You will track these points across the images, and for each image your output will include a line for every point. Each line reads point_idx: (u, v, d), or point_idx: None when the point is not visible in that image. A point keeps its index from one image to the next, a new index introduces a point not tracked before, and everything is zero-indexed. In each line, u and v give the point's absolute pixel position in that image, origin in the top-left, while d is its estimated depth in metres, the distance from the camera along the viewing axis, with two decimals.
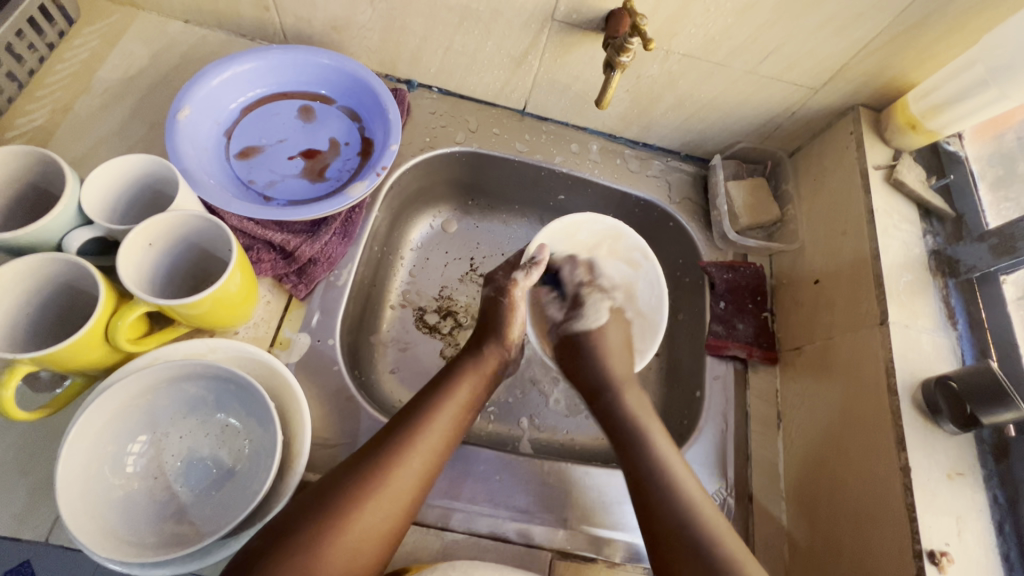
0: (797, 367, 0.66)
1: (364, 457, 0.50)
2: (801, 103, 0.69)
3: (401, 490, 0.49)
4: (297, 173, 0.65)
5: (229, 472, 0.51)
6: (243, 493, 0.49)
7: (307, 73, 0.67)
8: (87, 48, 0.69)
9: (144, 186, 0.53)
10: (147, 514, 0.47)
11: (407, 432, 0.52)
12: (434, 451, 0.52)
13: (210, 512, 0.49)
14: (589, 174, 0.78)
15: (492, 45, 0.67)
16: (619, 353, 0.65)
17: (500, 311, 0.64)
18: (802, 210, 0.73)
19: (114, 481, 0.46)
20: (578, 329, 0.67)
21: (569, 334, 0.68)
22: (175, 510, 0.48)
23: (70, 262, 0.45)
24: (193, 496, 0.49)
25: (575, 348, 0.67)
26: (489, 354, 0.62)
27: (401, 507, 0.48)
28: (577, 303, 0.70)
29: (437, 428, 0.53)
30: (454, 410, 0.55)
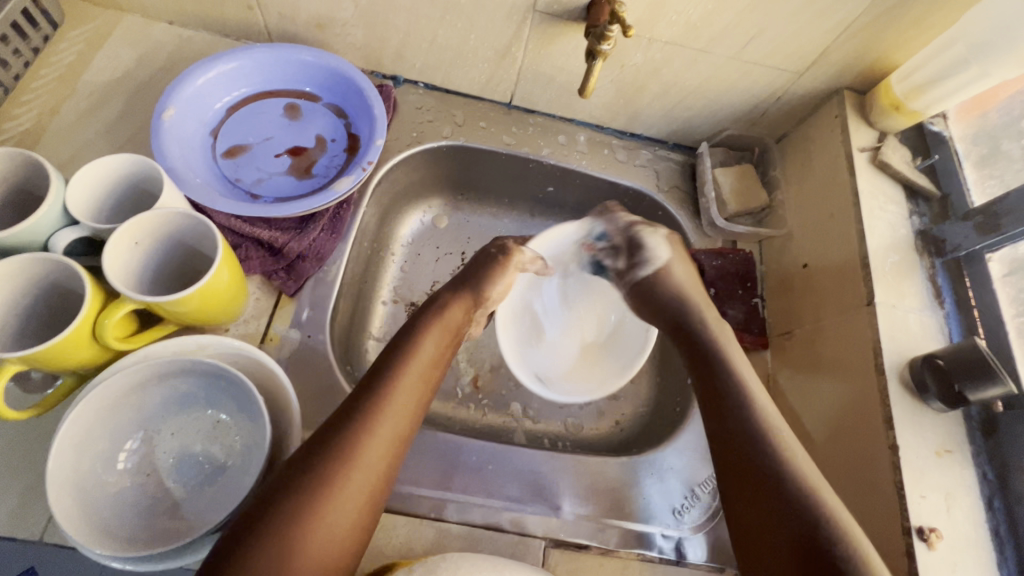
0: (788, 351, 0.67)
1: (327, 434, 0.46)
2: (786, 87, 0.69)
3: (373, 467, 0.46)
4: (283, 171, 0.66)
5: (221, 467, 0.51)
6: (234, 486, 0.50)
7: (292, 71, 0.68)
8: (72, 51, 0.69)
9: (130, 185, 0.53)
10: (139, 510, 0.47)
11: (374, 404, 0.49)
12: (404, 422, 0.50)
13: (202, 507, 0.49)
14: (577, 165, 0.78)
15: (476, 38, 0.68)
16: (696, 292, 0.60)
17: (482, 270, 0.63)
18: (790, 195, 0.73)
19: (106, 477, 0.47)
20: (642, 275, 0.62)
21: (635, 279, 0.63)
22: (169, 505, 0.49)
23: (56, 262, 0.46)
24: (186, 492, 0.50)
25: (642, 289, 0.62)
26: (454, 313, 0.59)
27: (374, 485, 0.46)
28: (636, 245, 0.64)
29: (405, 396, 0.51)
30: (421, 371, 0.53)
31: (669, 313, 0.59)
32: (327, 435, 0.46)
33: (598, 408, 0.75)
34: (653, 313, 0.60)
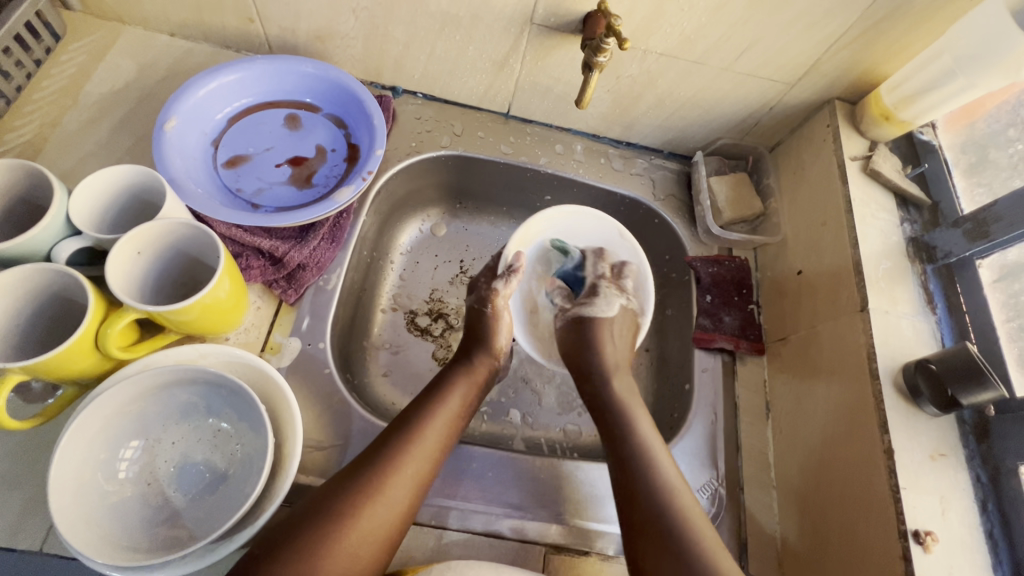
0: (783, 357, 0.68)
1: (355, 470, 0.50)
2: (778, 98, 0.71)
3: (396, 499, 0.49)
4: (284, 181, 0.66)
5: (222, 476, 0.51)
6: (237, 494, 0.50)
7: (292, 82, 0.68)
8: (74, 63, 0.69)
9: (132, 195, 0.54)
10: (140, 519, 0.47)
11: (400, 441, 0.52)
12: (429, 459, 0.53)
13: (204, 516, 0.49)
14: (574, 174, 0.79)
15: (474, 50, 0.69)
16: (612, 341, 0.65)
17: (484, 319, 0.66)
18: (783, 203, 0.74)
19: (107, 487, 0.47)
20: (588, 316, 0.66)
21: (580, 318, 0.66)
22: (171, 514, 0.49)
23: (59, 272, 0.46)
24: (189, 500, 0.50)
25: (579, 331, 0.66)
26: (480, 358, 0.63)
27: (396, 515, 0.49)
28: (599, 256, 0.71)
29: (431, 435, 0.54)
30: (448, 417, 0.56)
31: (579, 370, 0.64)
32: (355, 470, 0.50)
33: None
34: (573, 357, 0.65)
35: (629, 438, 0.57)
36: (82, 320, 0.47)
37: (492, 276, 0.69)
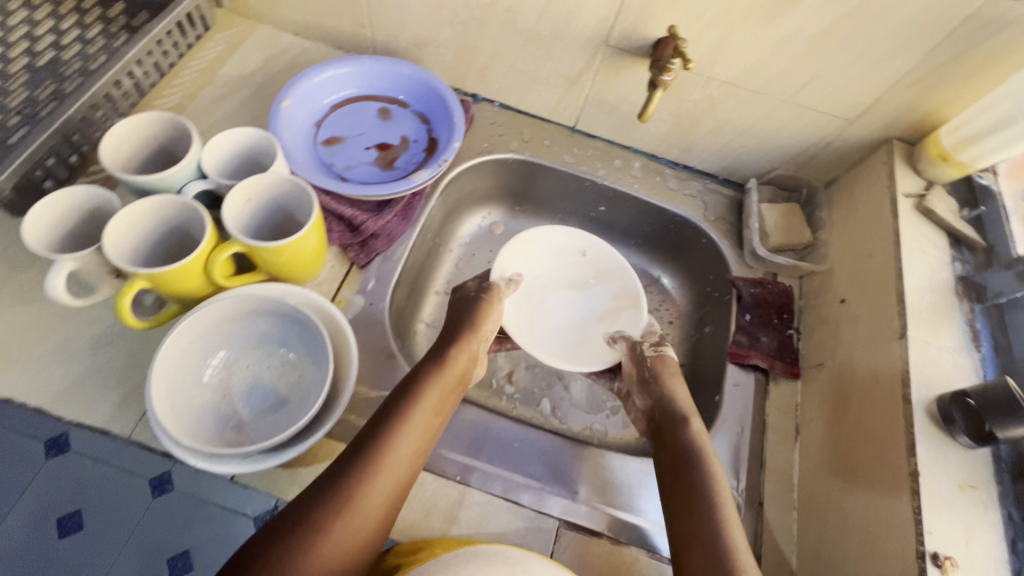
0: (818, 382, 0.69)
1: (342, 462, 0.50)
2: (836, 134, 0.74)
3: (380, 490, 0.49)
4: (370, 162, 0.75)
5: (283, 400, 0.58)
6: (293, 416, 0.56)
7: (389, 79, 0.78)
8: (216, 49, 0.83)
9: (248, 154, 0.63)
10: (212, 423, 0.54)
11: (378, 441, 0.51)
12: (406, 460, 0.52)
13: (264, 431, 0.56)
14: (630, 187, 0.84)
15: (551, 66, 0.77)
16: (680, 384, 0.67)
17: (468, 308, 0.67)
18: (834, 235, 0.76)
19: (191, 388, 0.54)
20: (670, 356, 0.70)
21: (664, 355, 0.70)
22: (239, 422, 0.56)
23: (186, 205, 0.55)
24: (255, 415, 0.57)
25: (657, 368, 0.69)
26: (464, 350, 0.63)
27: (379, 508, 0.49)
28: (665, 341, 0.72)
29: (414, 424, 0.54)
30: (426, 420, 0.55)
31: (675, 416, 0.63)
32: (342, 461, 0.50)
33: (624, 419, 0.80)
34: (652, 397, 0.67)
35: (700, 463, 0.57)
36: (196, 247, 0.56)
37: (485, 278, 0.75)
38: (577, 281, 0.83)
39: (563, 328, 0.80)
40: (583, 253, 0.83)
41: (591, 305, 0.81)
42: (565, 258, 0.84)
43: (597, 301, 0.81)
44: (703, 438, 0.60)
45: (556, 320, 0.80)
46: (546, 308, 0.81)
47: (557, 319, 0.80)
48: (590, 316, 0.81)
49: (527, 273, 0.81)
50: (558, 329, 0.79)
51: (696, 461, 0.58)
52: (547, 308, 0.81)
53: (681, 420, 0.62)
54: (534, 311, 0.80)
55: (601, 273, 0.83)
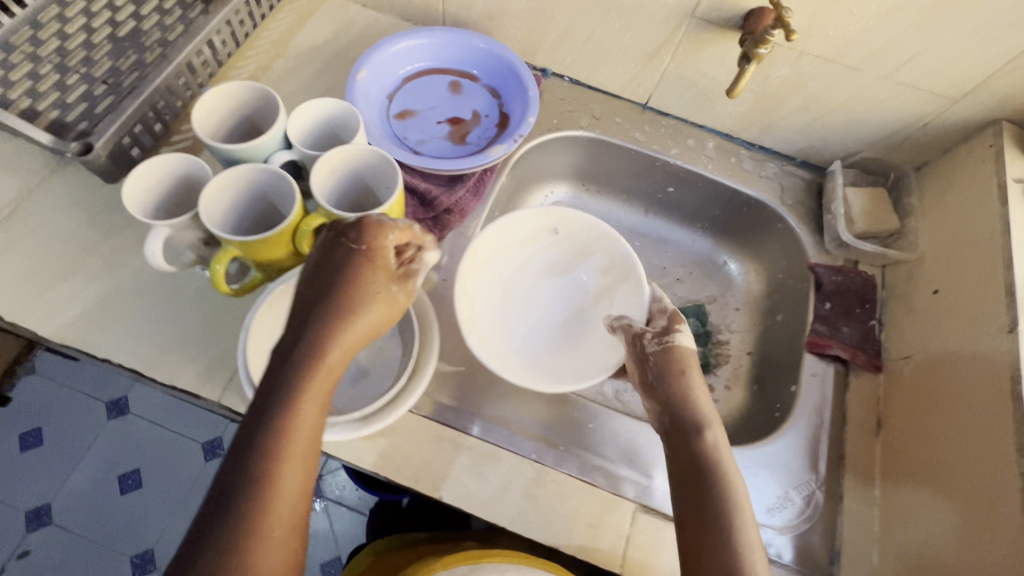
0: (905, 376, 0.66)
1: (229, 489, 0.42)
2: (935, 114, 0.69)
3: (284, 521, 0.42)
4: (443, 136, 0.74)
5: (364, 370, 0.59)
6: (378, 386, 0.58)
7: (461, 52, 0.77)
8: (287, 20, 0.83)
9: (329, 125, 0.62)
10: None
11: (252, 493, 0.41)
12: (297, 494, 0.43)
13: (347, 399, 0.57)
14: (704, 168, 0.82)
15: (630, 39, 0.74)
16: (700, 382, 0.56)
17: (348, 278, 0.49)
18: (925, 222, 0.72)
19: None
20: (677, 343, 0.58)
21: (671, 344, 0.58)
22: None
23: (274, 174, 0.54)
24: (339, 384, 0.58)
25: (666, 367, 0.56)
26: (359, 327, 0.49)
27: (289, 539, 0.42)
28: (676, 320, 0.60)
29: (304, 432, 0.45)
30: (305, 435, 0.45)
31: (682, 424, 0.53)
32: (228, 490, 0.42)
33: None
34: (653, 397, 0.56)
35: (719, 481, 0.49)
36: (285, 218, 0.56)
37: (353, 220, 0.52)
38: (558, 263, 0.73)
39: (557, 327, 0.71)
40: (555, 229, 0.72)
41: (580, 290, 0.73)
42: (537, 242, 0.72)
43: (583, 282, 0.73)
44: (720, 447, 0.52)
45: (547, 319, 0.71)
46: (532, 307, 0.72)
47: (549, 314, 0.72)
48: (585, 301, 0.72)
49: (501, 274, 0.71)
50: (551, 327, 0.71)
51: (717, 482, 0.49)
52: (533, 307, 0.72)
53: (700, 428, 0.53)
54: (524, 313, 0.71)
55: (579, 248, 0.72)
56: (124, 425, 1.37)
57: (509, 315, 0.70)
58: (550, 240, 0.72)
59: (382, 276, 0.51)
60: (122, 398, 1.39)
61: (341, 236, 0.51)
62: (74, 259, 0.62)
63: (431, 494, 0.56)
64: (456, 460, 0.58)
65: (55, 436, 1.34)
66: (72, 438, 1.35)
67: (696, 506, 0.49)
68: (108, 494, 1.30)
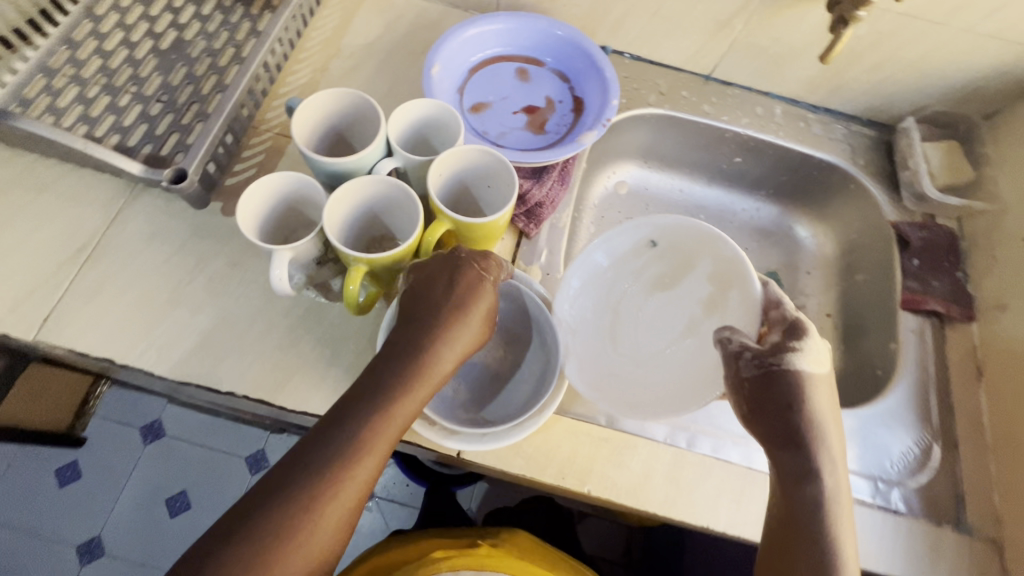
0: (1002, 324, 0.68)
1: (286, 471, 0.43)
2: (1012, 62, 0.70)
3: (340, 508, 0.43)
4: (521, 127, 0.72)
5: (497, 376, 0.59)
6: (515, 392, 0.58)
7: (526, 37, 0.74)
8: (334, 17, 0.79)
9: (423, 128, 0.61)
10: (442, 403, 0.56)
11: (332, 462, 0.43)
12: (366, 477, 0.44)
13: (486, 407, 0.57)
14: (774, 136, 0.81)
15: (701, 9, 0.72)
16: (831, 422, 0.51)
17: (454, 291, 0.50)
18: (1003, 170, 0.73)
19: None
20: (789, 368, 0.51)
21: (776, 369, 0.51)
22: (462, 398, 0.57)
23: (392, 185, 0.54)
24: (472, 393, 0.58)
25: (776, 390, 0.51)
26: (462, 340, 0.50)
27: (340, 528, 0.43)
28: (797, 332, 0.52)
29: (387, 431, 0.46)
30: (395, 425, 0.46)
31: (796, 468, 0.49)
32: (292, 468, 0.43)
33: None
34: (764, 428, 0.51)
35: (822, 540, 0.46)
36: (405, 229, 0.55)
37: (477, 253, 0.53)
38: (663, 274, 0.66)
39: (671, 349, 0.64)
40: (654, 241, 0.64)
41: (691, 299, 0.64)
42: (635, 258, 0.65)
43: (692, 292, 0.64)
44: (833, 501, 0.47)
45: (659, 339, 0.65)
46: (642, 326, 0.66)
47: (662, 335, 0.65)
48: (697, 313, 0.63)
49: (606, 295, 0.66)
50: (666, 349, 0.64)
51: (822, 539, 0.46)
52: (643, 326, 0.66)
53: (809, 479, 0.48)
54: (632, 333, 0.66)
55: (682, 257, 0.64)
56: (163, 447, 1.33)
57: (619, 338, 0.65)
58: (649, 252, 0.65)
59: (491, 302, 0.52)
60: (157, 421, 1.35)
61: (466, 260, 0.52)
62: (172, 290, 0.60)
63: (579, 489, 0.57)
64: (596, 453, 0.59)
65: (92, 466, 1.31)
66: (111, 466, 1.31)
67: (783, 553, 0.46)
68: (157, 518, 1.28)
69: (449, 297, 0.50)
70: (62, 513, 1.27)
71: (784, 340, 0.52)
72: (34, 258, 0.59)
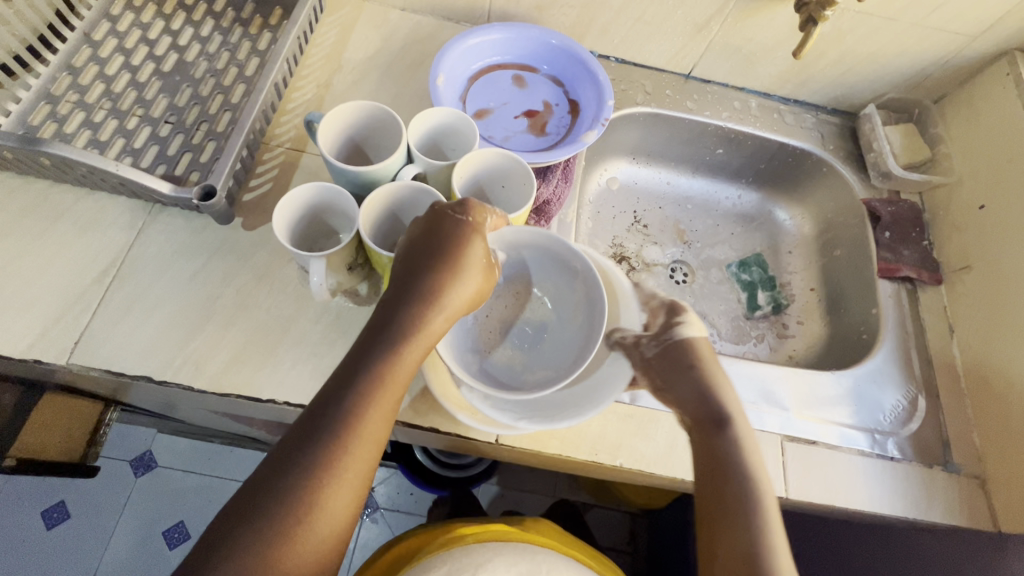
0: (967, 283, 0.76)
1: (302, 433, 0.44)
2: (956, 52, 0.78)
3: (361, 461, 0.45)
4: (523, 130, 0.76)
5: (540, 332, 0.64)
6: (562, 336, 0.61)
7: (520, 45, 0.78)
8: (332, 33, 0.81)
9: (438, 134, 0.64)
10: (501, 371, 0.60)
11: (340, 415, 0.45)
12: (375, 427, 0.46)
13: (540, 361, 0.61)
14: (753, 127, 0.88)
15: (681, 14, 0.78)
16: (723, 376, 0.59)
17: (446, 244, 0.51)
18: (955, 147, 0.82)
19: (466, 352, 0.60)
20: (678, 339, 0.61)
21: (670, 343, 0.60)
22: (520, 361, 0.62)
23: (419, 189, 0.57)
24: (523, 352, 0.63)
25: (671, 356, 0.60)
26: (460, 290, 0.51)
27: (362, 481, 0.45)
28: (675, 310, 0.63)
29: (394, 385, 0.47)
30: (397, 376, 0.48)
31: (711, 417, 0.56)
32: (307, 432, 0.44)
33: (771, 345, 0.87)
34: (675, 399, 0.59)
35: (745, 476, 0.52)
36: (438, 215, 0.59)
37: (462, 205, 0.53)
38: None
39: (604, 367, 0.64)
40: None
41: None
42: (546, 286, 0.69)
43: None
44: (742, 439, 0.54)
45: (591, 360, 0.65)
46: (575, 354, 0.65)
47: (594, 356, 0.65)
48: None
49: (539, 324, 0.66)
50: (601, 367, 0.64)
51: (742, 476, 0.52)
52: None
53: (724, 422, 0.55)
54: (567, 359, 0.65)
55: None
56: (156, 479, 1.29)
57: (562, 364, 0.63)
58: None
59: (482, 249, 0.53)
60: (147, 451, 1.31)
61: (449, 213, 0.52)
62: (203, 306, 0.61)
63: (612, 463, 0.61)
64: (625, 428, 0.63)
65: (82, 506, 1.26)
66: (104, 503, 1.27)
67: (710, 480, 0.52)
68: (157, 551, 1.24)
69: (440, 251, 0.51)
70: (52, 557, 1.22)
71: (669, 319, 0.62)
72: (58, 285, 0.59)
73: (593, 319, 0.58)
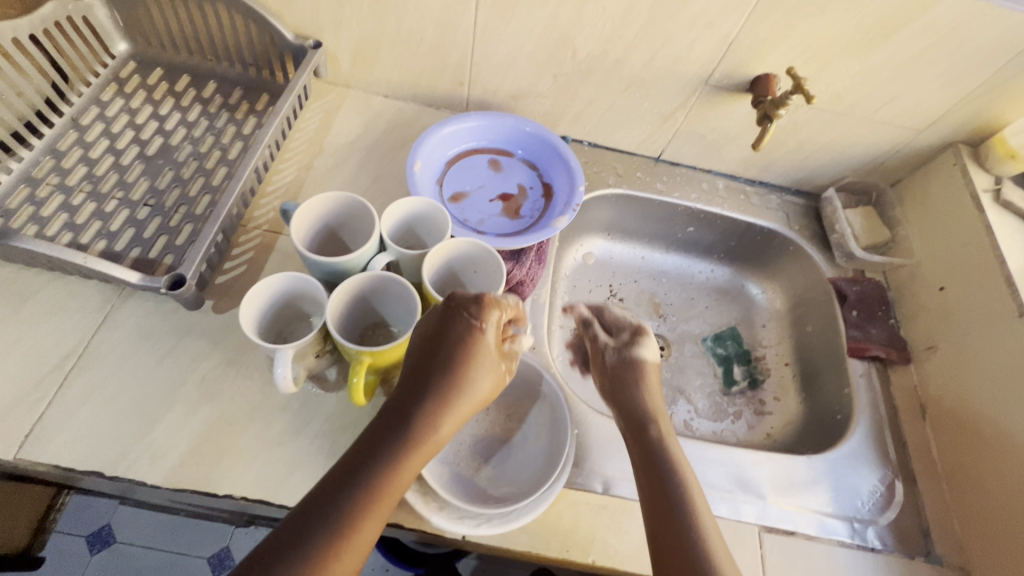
0: (935, 364, 0.77)
1: (302, 521, 0.45)
2: (905, 143, 0.84)
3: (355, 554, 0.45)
4: (498, 213, 0.79)
5: (507, 445, 0.63)
6: (530, 450, 0.62)
7: (495, 132, 0.82)
8: (315, 119, 0.84)
9: (411, 221, 0.65)
10: (466, 486, 0.58)
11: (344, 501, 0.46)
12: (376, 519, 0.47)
13: (508, 476, 0.60)
14: (720, 207, 0.92)
15: (648, 105, 0.83)
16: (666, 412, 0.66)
17: (459, 338, 0.55)
18: (912, 230, 0.86)
19: (436, 466, 0.59)
20: (637, 355, 0.71)
21: (629, 356, 0.71)
22: (487, 475, 0.60)
23: (387, 279, 0.57)
24: (490, 467, 0.61)
25: (622, 372, 0.69)
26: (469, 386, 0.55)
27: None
28: (639, 333, 0.73)
29: (400, 477, 0.49)
30: (406, 467, 0.49)
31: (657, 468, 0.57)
32: (309, 518, 0.45)
33: (748, 422, 0.86)
34: (624, 405, 0.66)
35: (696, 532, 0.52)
36: (407, 305, 0.59)
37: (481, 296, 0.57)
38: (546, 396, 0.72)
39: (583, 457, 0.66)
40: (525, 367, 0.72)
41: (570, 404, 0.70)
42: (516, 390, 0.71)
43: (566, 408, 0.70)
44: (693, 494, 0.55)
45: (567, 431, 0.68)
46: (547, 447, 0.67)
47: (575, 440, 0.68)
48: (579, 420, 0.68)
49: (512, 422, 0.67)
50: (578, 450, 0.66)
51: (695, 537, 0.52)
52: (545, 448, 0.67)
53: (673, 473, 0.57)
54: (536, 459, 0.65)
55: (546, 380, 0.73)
56: (112, 556, 1.21)
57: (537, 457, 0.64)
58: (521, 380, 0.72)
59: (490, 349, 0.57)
60: (105, 526, 1.23)
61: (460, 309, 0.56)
62: (164, 394, 0.59)
63: (584, 561, 0.58)
64: (598, 521, 0.61)
65: None
66: None
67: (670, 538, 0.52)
68: None
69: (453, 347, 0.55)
70: None
71: (630, 337, 0.73)
72: (15, 372, 0.58)
73: (558, 437, 0.60)
